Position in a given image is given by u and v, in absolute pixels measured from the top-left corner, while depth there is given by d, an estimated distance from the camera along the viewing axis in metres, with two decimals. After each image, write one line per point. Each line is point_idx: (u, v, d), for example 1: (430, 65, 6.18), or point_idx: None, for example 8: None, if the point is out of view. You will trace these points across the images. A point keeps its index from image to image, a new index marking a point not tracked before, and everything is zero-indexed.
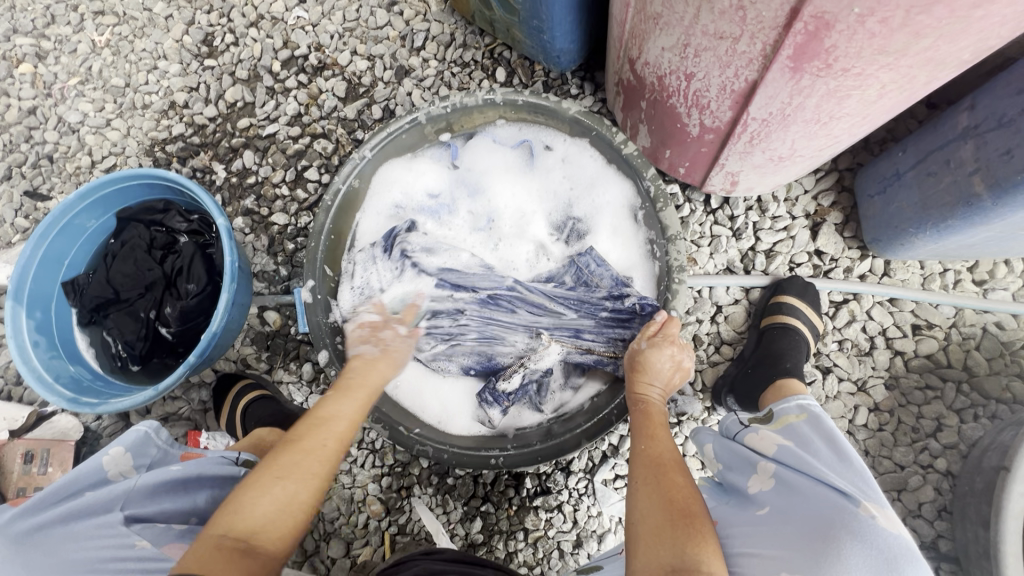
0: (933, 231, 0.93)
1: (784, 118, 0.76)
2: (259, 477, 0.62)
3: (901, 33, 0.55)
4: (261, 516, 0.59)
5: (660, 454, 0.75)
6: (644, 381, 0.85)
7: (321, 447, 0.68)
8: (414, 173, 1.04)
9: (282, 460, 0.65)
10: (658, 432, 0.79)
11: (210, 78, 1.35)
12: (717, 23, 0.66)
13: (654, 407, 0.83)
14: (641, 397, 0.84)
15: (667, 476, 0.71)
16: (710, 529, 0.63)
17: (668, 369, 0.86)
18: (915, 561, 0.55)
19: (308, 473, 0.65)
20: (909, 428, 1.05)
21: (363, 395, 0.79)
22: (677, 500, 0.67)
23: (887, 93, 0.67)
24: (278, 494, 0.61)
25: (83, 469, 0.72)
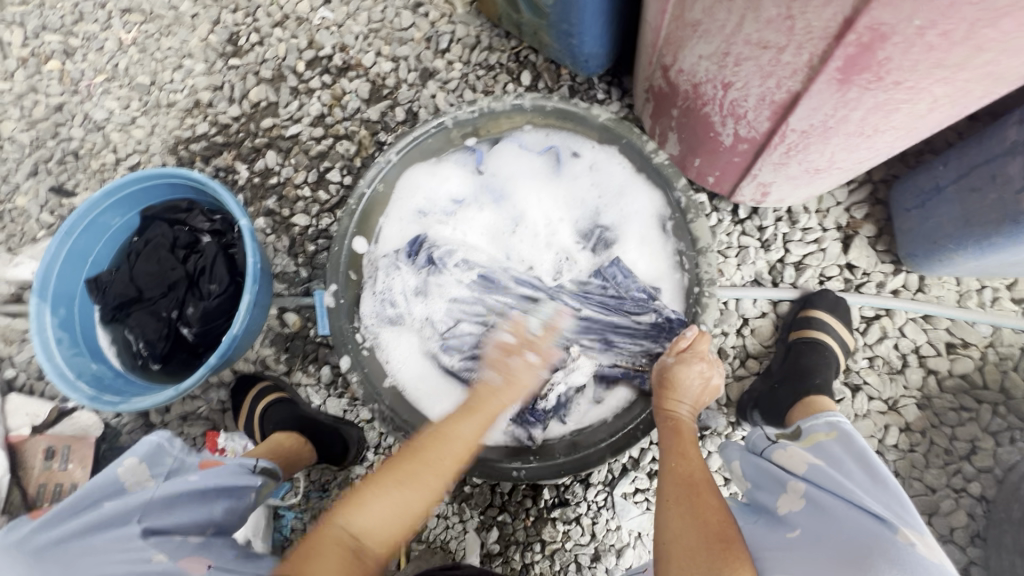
0: (975, 248, 0.89)
1: (826, 130, 0.74)
2: (375, 485, 0.66)
3: (962, 46, 0.53)
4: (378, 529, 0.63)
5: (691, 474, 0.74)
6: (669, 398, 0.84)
7: (440, 461, 0.71)
8: (439, 178, 1.02)
9: (405, 469, 0.69)
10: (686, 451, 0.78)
11: (234, 77, 1.36)
12: (762, 32, 0.64)
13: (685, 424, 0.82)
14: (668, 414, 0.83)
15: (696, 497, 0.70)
16: (744, 552, 0.61)
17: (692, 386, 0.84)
18: None
19: (424, 485, 0.68)
20: (942, 450, 1.01)
21: (486, 416, 0.79)
22: (708, 522, 0.65)
23: (938, 107, 0.65)
24: (391, 501, 0.65)
25: (98, 480, 0.69)
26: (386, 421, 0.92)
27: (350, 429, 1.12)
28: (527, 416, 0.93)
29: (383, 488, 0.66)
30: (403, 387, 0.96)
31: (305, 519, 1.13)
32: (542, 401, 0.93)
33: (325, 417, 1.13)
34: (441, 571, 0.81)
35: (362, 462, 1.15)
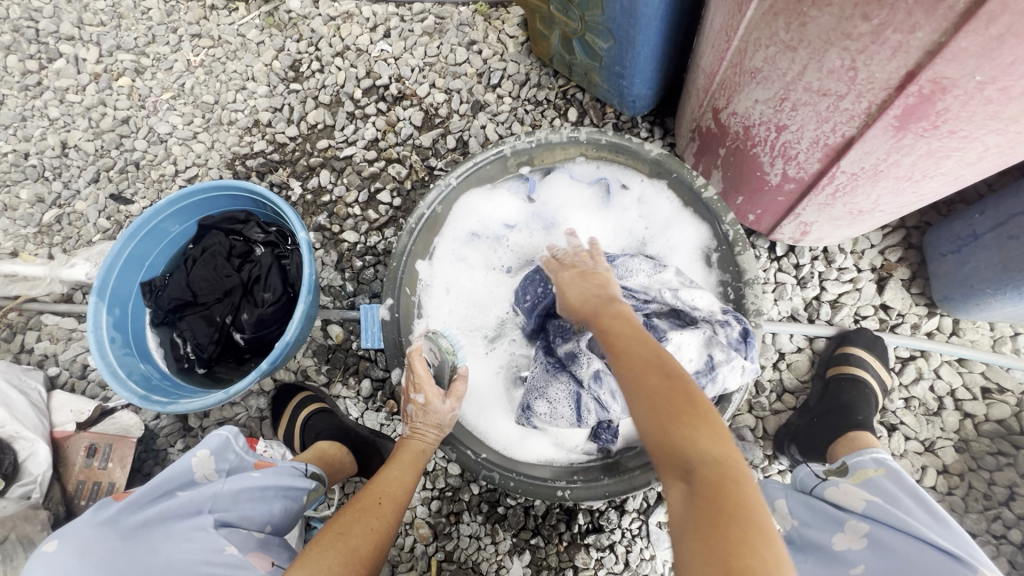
0: (1013, 292, 0.92)
1: (876, 173, 0.78)
2: (320, 545, 0.67)
3: (1018, 102, 0.57)
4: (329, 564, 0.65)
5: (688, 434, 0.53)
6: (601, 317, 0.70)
7: (377, 505, 0.76)
8: (493, 204, 1.07)
9: (343, 520, 0.72)
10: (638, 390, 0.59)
11: (294, 100, 1.43)
12: (823, 80, 0.69)
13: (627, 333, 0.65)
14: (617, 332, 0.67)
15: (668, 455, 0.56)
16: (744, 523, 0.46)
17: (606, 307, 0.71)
18: None
19: (368, 528, 0.72)
20: (981, 494, 1.01)
21: (415, 457, 0.86)
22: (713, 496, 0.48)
23: (987, 156, 0.69)
24: (336, 560, 0.66)
25: (175, 470, 0.74)
26: None
27: (386, 442, 1.13)
28: (604, 434, 0.91)
29: (327, 534, 0.69)
30: None
31: None
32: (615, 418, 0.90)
33: (364, 430, 1.14)
34: None
35: None
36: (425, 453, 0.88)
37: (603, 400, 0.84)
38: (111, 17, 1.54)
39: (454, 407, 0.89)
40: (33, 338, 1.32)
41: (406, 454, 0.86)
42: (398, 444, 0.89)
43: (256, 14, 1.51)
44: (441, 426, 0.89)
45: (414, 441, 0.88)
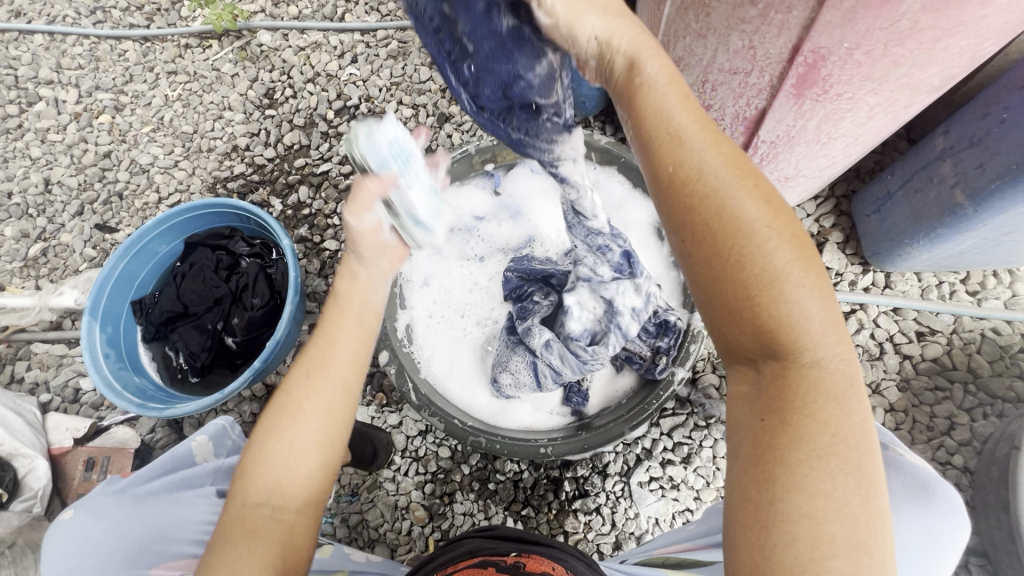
0: (926, 240, 1.05)
1: (790, 139, 0.90)
2: (254, 446, 0.59)
3: (882, 63, 0.69)
4: (294, 461, 0.57)
5: (812, 327, 0.47)
6: (668, 116, 0.52)
7: (309, 398, 0.59)
8: (463, 199, 1.17)
9: (272, 417, 0.59)
10: (747, 244, 0.48)
11: (271, 125, 1.52)
12: (732, 61, 0.81)
13: (710, 149, 0.51)
14: (673, 155, 0.52)
15: (732, 341, 0.51)
16: (853, 467, 0.45)
17: (685, 107, 0.53)
18: (943, 483, 0.66)
19: (303, 420, 0.59)
20: (925, 427, 1.12)
21: (350, 319, 0.64)
22: (818, 450, 0.45)
23: (875, 115, 0.81)
24: (276, 464, 0.58)
25: (175, 453, 0.82)
26: (423, 410, 0.99)
27: (378, 433, 1.17)
28: (575, 397, 1.04)
29: (273, 440, 0.58)
30: (436, 379, 1.06)
31: (335, 523, 1.16)
32: (583, 381, 1.04)
33: (356, 423, 1.18)
34: (472, 534, 0.76)
35: (390, 466, 1.18)
36: (366, 317, 0.66)
37: (555, 365, 0.92)
38: (88, 60, 1.63)
39: (382, 225, 0.67)
40: (23, 367, 1.35)
41: (337, 338, 0.62)
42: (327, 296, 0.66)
43: (229, 49, 1.60)
44: (367, 259, 0.67)
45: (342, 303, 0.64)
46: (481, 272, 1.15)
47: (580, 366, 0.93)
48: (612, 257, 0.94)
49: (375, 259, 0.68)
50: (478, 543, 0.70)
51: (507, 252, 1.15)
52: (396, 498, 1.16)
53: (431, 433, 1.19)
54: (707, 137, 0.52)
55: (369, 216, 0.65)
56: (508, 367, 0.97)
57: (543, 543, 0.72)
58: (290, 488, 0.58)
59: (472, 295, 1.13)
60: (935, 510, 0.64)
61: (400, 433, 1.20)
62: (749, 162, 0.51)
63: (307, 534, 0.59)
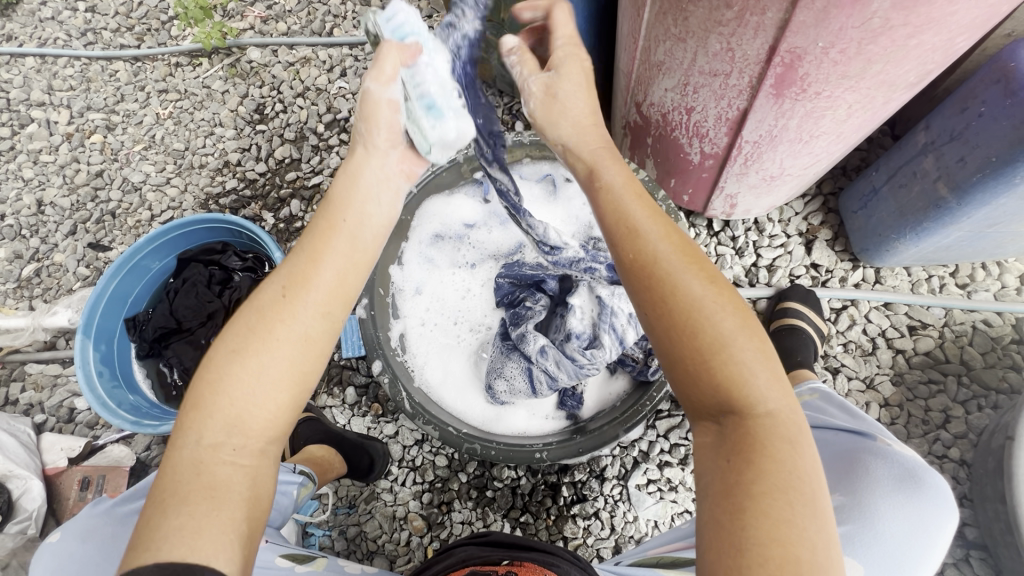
0: (913, 234, 1.06)
1: (773, 139, 0.91)
2: (212, 369, 0.54)
3: (857, 60, 0.70)
4: (257, 394, 0.53)
5: (765, 386, 0.50)
6: (625, 210, 0.58)
7: (286, 323, 0.55)
8: (452, 207, 1.17)
9: (239, 336, 0.55)
10: (699, 313, 0.51)
11: (262, 140, 1.53)
12: (711, 63, 0.82)
13: (660, 234, 0.56)
14: (629, 241, 0.56)
15: (695, 400, 0.52)
16: (814, 508, 0.46)
17: (638, 201, 0.59)
18: (930, 470, 0.68)
19: (275, 346, 0.54)
20: (920, 420, 1.12)
21: (337, 230, 0.60)
22: (782, 495, 0.46)
23: (854, 112, 0.82)
24: (241, 396, 0.53)
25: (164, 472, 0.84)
26: (417, 418, 0.98)
27: (375, 445, 1.16)
28: (569, 400, 1.04)
29: (240, 364, 0.54)
30: (430, 387, 1.07)
31: (333, 536, 1.15)
32: (577, 386, 1.04)
33: (352, 434, 1.18)
34: (467, 541, 0.76)
35: (387, 476, 1.18)
36: (359, 229, 0.61)
37: (551, 370, 0.93)
38: (79, 81, 1.64)
39: (398, 106, 0.64)
40: (17, 388, 1.35)
41: (320, 258, 0.58)
42: (323, 202, 0.63)
43: (219, 67, 1.62)
44: (381, 143, 0.65)
45: (336, 216, 0.60)
46: (473, 279, 1.15)
47: (578, 371, 0.92)
48: (601, 269, 0.94)
49: (382, 151, 0.65)
50: (473, 550, 0.70)
51: (498, 258, 1.16)
52: (393, 508, 1.16)
53: (427, 442, 1.19)
54: (656, 225, 0.57)
55: (390, 89, 0.63)
56: (503, 373, 0.98)
57: (535, 549, 0.72)
58: (253, 425, 0.53)
59: (465, 302, 1.14)
60: (925, 500, 0.66)
61: (396, 443, 1.20)
62: (696, 248, 0.56)
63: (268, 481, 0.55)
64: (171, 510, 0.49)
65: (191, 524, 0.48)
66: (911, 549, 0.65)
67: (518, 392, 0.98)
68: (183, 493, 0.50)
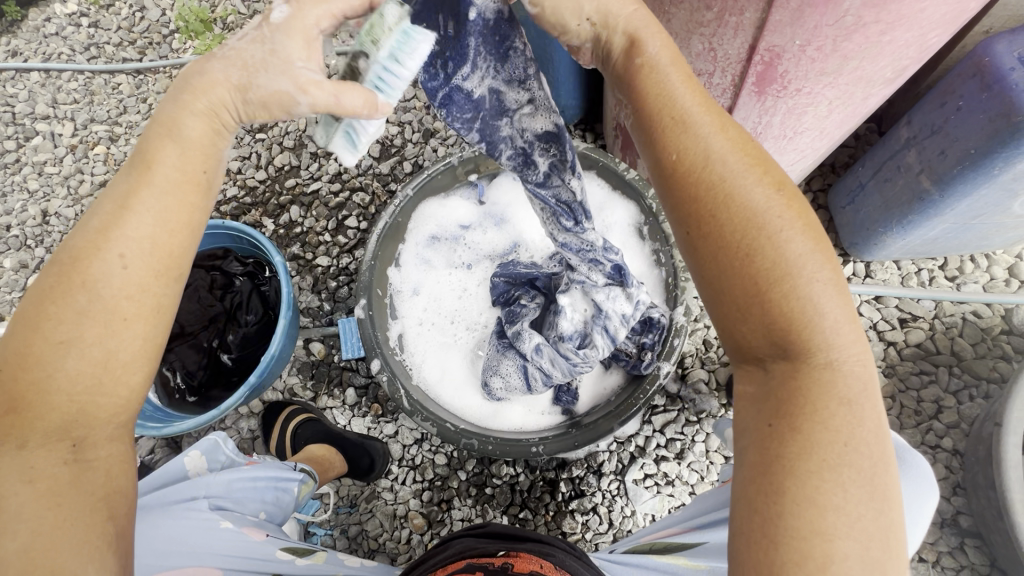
0: (899, 227, 1.08)
1: (757, 136, 0.94)
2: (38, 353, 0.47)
3: (834, 57, 0.73)
4: (105, 386, 0.49)
5: (828, 327, 0.46)
6: (672, 100, 0.50)
7: (115, 294, 0.48)
8: (447, 209, 1.20)
9: (62, 313, 0.47)
10: (761, 234, 0.46)
11: (261, 148, 1.56)
12: (695, 63, 0.85)
13: (714, 132, 0.49)
14: (677, 142, 0.49)
15: (741, 337, 0.49)
16: (863, 470, 0.44)
17: (686, 88, 0.51)
18: (910, 451, 0.72)
19: (112, 318, 0.48)
20: (912, 411, 1.13)
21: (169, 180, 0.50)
22: (828, 456, 0.44)
23: (835, 108, 0.85)
24: (80, 375, 0.48)
25: (167, 472, 0.88)
26: (417, 415, 1.00)
27: (374, 444, 1.18)
28: (564, 396, 1.06)
29: (71, 353, 0.48)
30: (428, 385, 1.09)
31: (335, 535, 1.16)
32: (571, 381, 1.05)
33: (352, 434, 1.20)
34: (462, 533, 0.77)
35: (387, 475, 1.19)
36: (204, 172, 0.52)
37: (545, 367, 0.94)
38: (83, 95, 1.68)
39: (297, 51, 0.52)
40: None
41: (135, 207, 0.48)
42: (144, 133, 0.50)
43: None
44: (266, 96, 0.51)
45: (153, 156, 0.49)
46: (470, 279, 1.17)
47: (571, 369, 0.93)
48: (604, 266, 0.87)
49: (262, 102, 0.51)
50: (469, 542, 0.71)
51: (493, 257, 1.18)
52: (394, 507, 1.17)
53: (426, 441, 1.21)
54: (708, 119, 0.49)
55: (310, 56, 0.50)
56: (498, 370, 0.99)
57: (529, 539, 0.73)
58: (103, 412, 0.50)
59: (463, 303, 1.16)
60: (909, 477, 0.70)
61: (397, 442, 1.21)
62: (760, 151, 0.49)
63: (124, 471, 0.53)
64: (8, 530, 0.46)
65: (41, 534, 0.47)
66: None
67: (513, 387, 0.99)
68: (19, 508, 0.47)
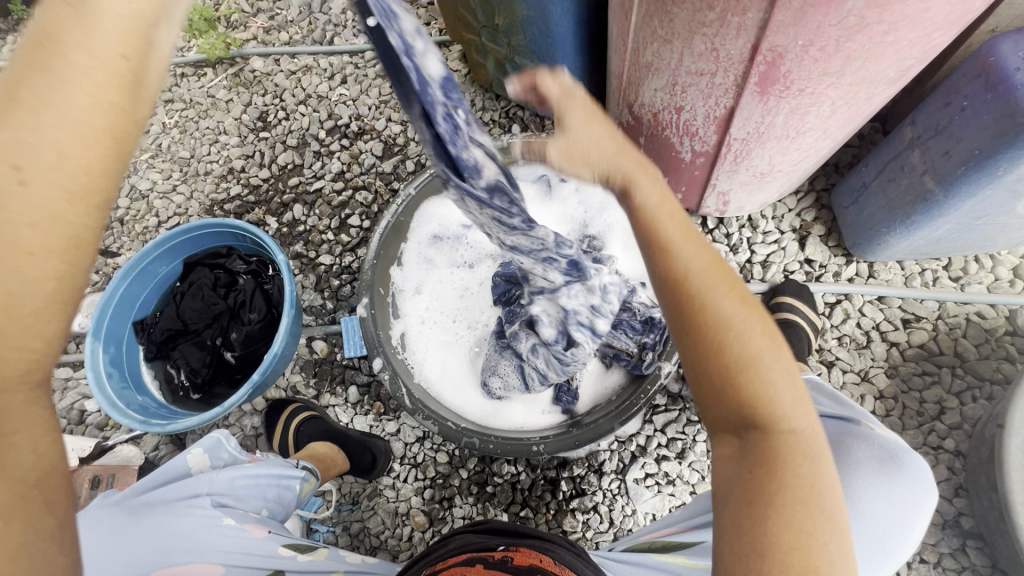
0: (903, 228, 1.07)
1: (760, 136, 0.93)
2: None
3: (837, 57, 0.73)
4: (13, 338, 0.44)
5: (787, 406, 0.51)
6: (655, 224, 0.57)
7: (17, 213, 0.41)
8: (449, 208, 1.20)
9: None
10: (728, 331, 0.52)
11: (265, 146, 1.56)
12: (697, 63, 0.84)
13: (694, 254, 0.55)
14: (659, 254, 0.56)
15: (718, 415, 0.53)
16: (829, 523, 0.48)
17: (667, 211, 0.58)
18: (912, 453, 0.71)
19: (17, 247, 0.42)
20: (914, 412, 1.13)
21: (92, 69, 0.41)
22: (798, 513, 0.47)
23: (838, 108, 0.85)
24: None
25: (169, 469, 0.88)
26: (419, 412, 1.00)
27: (376, 442, 1.19)
28: (565, 396, 1.06)
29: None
30: (429, 383, 1.09)
31: (337, 531, 1.17)
32: (571, 381, 1.05)
33: (355, 432, 1.20)
34: (462, 531, 0.78)
35: (389, 473, 1.20)
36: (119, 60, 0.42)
37: (541, 368, 0.94)
38: None
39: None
40: None
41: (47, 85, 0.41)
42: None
43: (223, 76, 1.65)
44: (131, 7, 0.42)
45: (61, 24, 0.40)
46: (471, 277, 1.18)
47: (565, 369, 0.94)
48: (560, 263, 0.81)
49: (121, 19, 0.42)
50: (469, 538, 0.72)
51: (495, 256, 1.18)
52: (395, 505, 1.18)
53: (428, 439, 1.21)
54: (687, 242, 0.56)
55: None
56: (497, 371, 1.01)
57: (529, 537, 0.74)
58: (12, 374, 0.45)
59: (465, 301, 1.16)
60: (909, 481, 0.69)
61: (399, 440, 1.22)
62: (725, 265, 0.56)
63: (52, 447, 0.48)
64: None
65: None
66: (896, 532, 0.67)
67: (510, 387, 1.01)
68: None
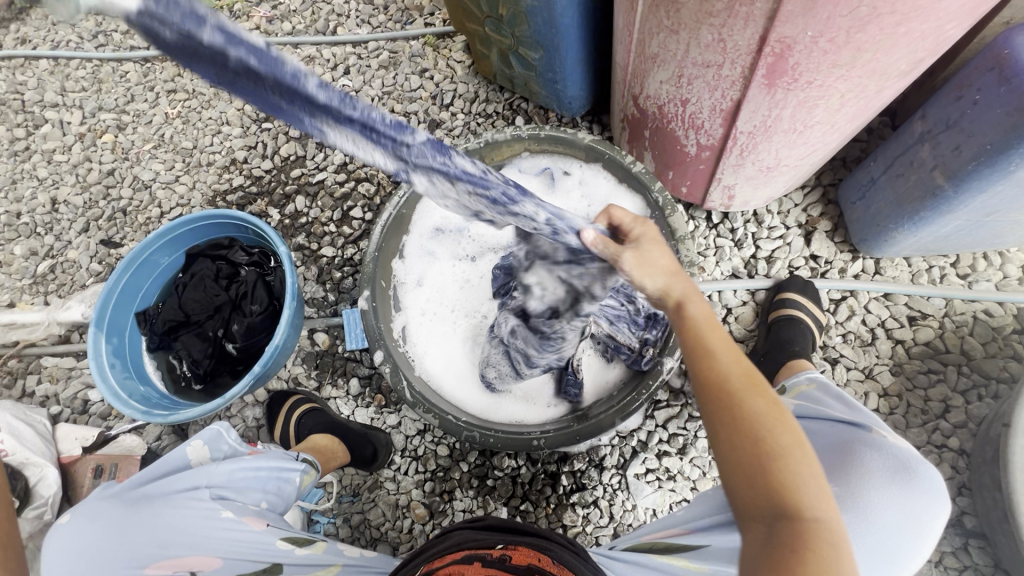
0: (910, 224, 1.06)
1: (767, 129, 0.92)
2: None
3: (847, 49, 0.71)
4: None
5: (819, 502, 0.50)
6: (696, 329, 0.62)
7: None
8: None
9: None
10: (762, 430, 0.54)
11: (267, 137, 1.56)
12: (704, 54, 0.83)
13: (732, 359, 0.59)
14: (701, 358, 0.60)
15: (749, 507, 0.53)
16: None
17: (708, 320, 0.63)
18: (922, 461, 0.70)
19: None
20: (919, 410, 1.12)
21: None
22: None
23: (847, 101, 0.83)
24: None
25: (168, 460, 0.88)
26: (419, 405, 1.00)
27: (377, 434, 1.19)
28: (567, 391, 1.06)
29: None
30: (430, 376, 1.09)
31: (337, 523, 1.18)
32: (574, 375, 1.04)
33: (355, 425, 1.20)
34: (461, 526, 0.77)
35: (390, 466, 1.20)
36: None
37: (529, 351, 0.95)
38: (91, 83, 1.68)
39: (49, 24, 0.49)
40: (33, 380, 1.39)
41: None
42: None
43: None
44: None
45: None
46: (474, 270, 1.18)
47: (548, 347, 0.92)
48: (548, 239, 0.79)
49: None
50: (468, 533, 0.71)
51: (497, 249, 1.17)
52: (396, 497, 1.18)
53: (428, 432, 1.21)
54: (728, 349, 0.61)
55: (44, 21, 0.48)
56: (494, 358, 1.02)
57: (527, 533, 0.73)
58: None
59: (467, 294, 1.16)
60: (918, 490, 0.68)
61: (399, 433, 1.22)
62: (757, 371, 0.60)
63: None
64: None
65: None
66: (901, 539, 0.67)
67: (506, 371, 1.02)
68: None
